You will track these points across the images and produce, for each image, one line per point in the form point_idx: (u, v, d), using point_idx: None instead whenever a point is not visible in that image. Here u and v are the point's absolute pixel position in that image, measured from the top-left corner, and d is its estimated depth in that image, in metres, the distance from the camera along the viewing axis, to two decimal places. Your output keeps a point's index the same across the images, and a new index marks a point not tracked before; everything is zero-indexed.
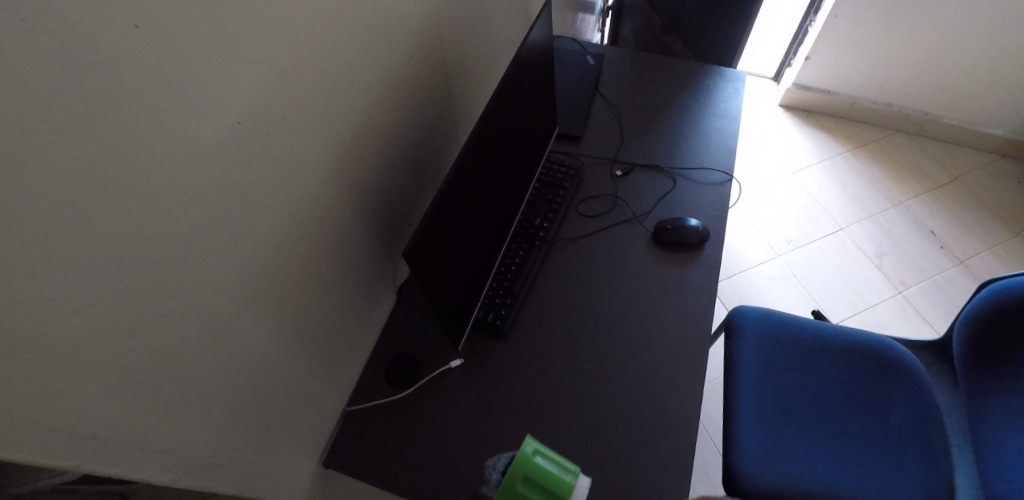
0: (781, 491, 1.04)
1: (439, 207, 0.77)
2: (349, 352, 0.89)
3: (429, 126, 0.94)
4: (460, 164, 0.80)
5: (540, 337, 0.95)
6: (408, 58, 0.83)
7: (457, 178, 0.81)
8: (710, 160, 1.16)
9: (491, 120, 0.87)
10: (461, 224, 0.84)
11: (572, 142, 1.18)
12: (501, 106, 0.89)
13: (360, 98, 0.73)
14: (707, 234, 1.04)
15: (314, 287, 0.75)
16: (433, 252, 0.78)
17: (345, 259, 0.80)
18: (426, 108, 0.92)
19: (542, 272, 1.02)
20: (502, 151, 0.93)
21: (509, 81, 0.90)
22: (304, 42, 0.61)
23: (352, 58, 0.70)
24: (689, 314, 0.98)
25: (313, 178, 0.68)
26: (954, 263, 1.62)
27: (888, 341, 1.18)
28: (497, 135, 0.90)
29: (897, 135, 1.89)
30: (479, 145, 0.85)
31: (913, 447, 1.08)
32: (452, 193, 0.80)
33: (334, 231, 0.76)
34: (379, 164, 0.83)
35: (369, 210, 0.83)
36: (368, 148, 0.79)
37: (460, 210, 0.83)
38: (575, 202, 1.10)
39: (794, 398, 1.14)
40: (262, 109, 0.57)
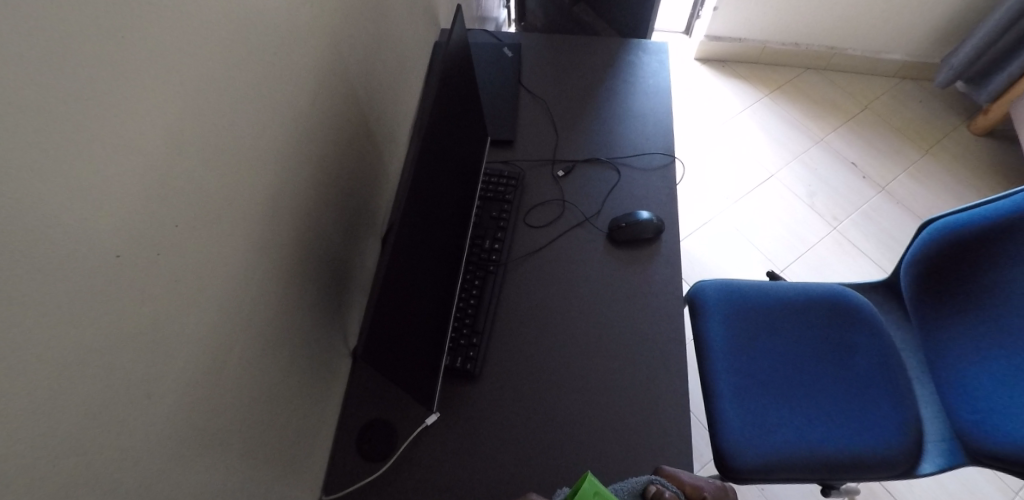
0: (771, 462, 1.05)
1: (391, 272, 0.69)
2: (312, 435, 0.80)
3: (352, 168, 0.85)
4: (402, 214, 0.71)
5: (515, 371, 0.90)
6: (317, 103, 0.73)
7: (405, 231, 0.72)
8: (649, 142, 1.11)
9: (426, 155, 0.78)
10: (416, 279, 0.76)
11: (505, 147, 1.11)
12: (434, 136, 0.80)
13: (267, 168, 0.63)
14: (662, 225, 1.01)
15: (257, 389, 0.66)
16: (391, 321, 0.69)
17: (287, 344, 0.71)
18: (347, 150, 0.83)
19: (504, 298, 0.96)
20: (442, 182, 0.84)
21: (437, 103, 0.80)
22: (183, 130, 0.51)
23: (250, 125, 0.60)
24: (657, 312, 0.94)
25: (232, 275, 0.59)
26: (877, 191, 1.69)
27: (842, 289, 1.21)
28: (435, 167, 0.81)
29: (808, 73, 1.93)
30: (419, 187, 0.76)
31: (879, 389, 1.11)
32: (402, 250, 0.71)
33: (269, 322, 0.66)
34: (309, 229, 0.73)
35: (308, 281, 0.74)
36: (294, 216, 0.69)
37: (412, 265, 0.75)
38: (521, 214, 1.04)
39: (766, 364, 1.15)
40: (148, 224, 0.48)
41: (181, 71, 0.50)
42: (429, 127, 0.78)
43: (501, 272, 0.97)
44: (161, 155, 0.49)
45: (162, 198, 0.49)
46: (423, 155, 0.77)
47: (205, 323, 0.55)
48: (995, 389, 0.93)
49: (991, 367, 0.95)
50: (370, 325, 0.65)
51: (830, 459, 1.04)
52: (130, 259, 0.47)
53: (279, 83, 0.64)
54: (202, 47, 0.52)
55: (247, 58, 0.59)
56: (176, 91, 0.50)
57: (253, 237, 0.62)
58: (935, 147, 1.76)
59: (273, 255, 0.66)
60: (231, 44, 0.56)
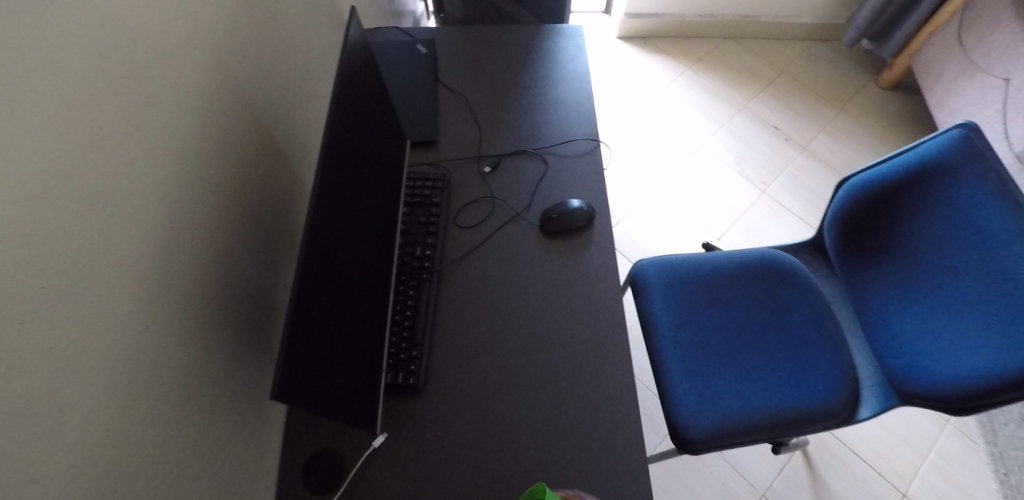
0: (722, 430, 1.07)
1: (306, 299, 0.66)
2: (250, 472, 0.77)
3: (261, 189, 0.80)
4: (313, 237, 0.68)
5: (459, 377, 0.88)
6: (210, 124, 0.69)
7: (317, 256, 0.69)
8: (573, 129, 1.11)
9: (336, 170, 0.75)
10: (337, 301, 0.73)
11: (428, 147, 1.08)
12: (341, 149, 0.77)
13: (154, 203, 0.59)
14: (593, 212, 1.00)
15: (173, 436, 0.62)
16: (312, 350, 0.67)
17: (206, 384, 0.67)
18: (252, 170, 0.78)
19: (441, 305, 0.94)
20: (357, 193, 0.81)
21: (341, 114, 0.77)
22: (38, 179, 0.48)
23: (124, 158, 0.56)
24: (595, 300, 0.94)
25: (121, 320, 0.55)
26: (800, 151, 1.74)
27: (774, 252, 1.24)
28: (349, 181, 0.78)
29: (726, 43, 1.98)
30: (330, 205, 0.73)
31: (816, 346, 1.15)
32: (316, 275, 0.68)
33: (181, 365, 0.63)
34: (217, 258, 0.69)
35: (224, 314, 0.71)
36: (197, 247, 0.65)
37: (332, 288, 0.72)
38: (451, 215, 1.01)
39: (708, 335, 1.17)
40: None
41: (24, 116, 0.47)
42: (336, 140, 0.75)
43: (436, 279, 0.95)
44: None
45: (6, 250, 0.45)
46: (330, 170, 0.73)
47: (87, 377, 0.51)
48: (916, 334, 0.98)
49: (909, 314, 0.99)
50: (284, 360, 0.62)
51: (776, 419, 1.07)
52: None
53: (157, 109, 0.60)
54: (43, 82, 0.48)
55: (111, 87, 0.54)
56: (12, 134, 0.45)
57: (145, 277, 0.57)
58: (849, 104, 1.83)
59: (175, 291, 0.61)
60: (87, 73, 0.52)
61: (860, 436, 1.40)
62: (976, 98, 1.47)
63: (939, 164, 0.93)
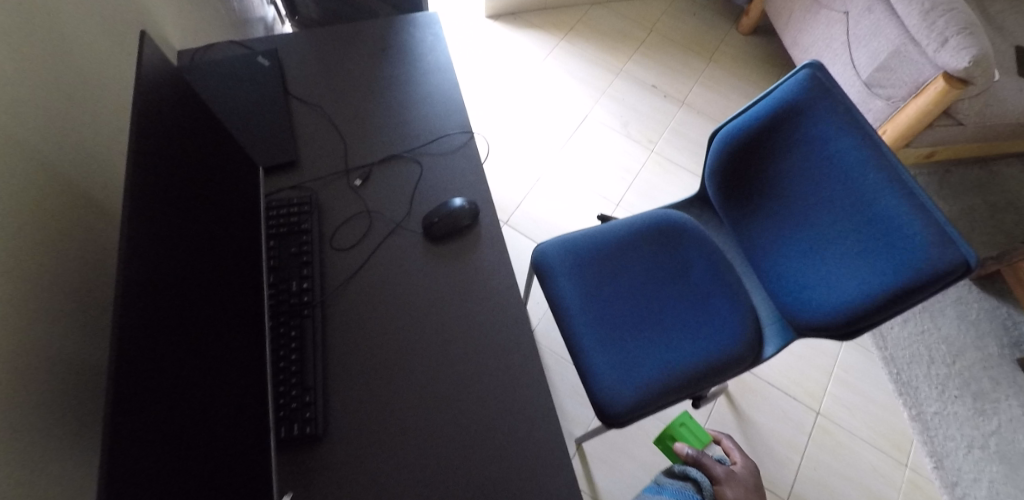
0: (645, 399, 1.07)
1: (128, 382, 0.57)
2: None
3: (71, 260, 0.70)
4: (125, 309, 0.59)
5: (361, 412, 0.82)
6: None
7: (139, 326, 0.60)
8: (442, 124, 1.05)
9: (149, 223, 0.65)
10: (180, 369, 0.64)
11: (289, 169, 0.99)
12: (154, 197, 0.67)
13: None
14: (476, 208, 0.96)
15: None
16: (153, 431, 0.59)
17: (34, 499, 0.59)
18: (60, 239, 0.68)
19: (330, 339, 0.87)
20: (188, 241, 0.71)
21: (147, 158, 0.67)
22: None
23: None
24: (490, 300, 0.91)
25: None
26: (679, 106, 1.77)
27: (666, 212, 1.25)
28: (172, 229, 0.69)
29: (593, 8, 1.97)
30: (147, 265, 0.63)
31: (718, 297, 1.17)
32: (138, 349, 0.59)
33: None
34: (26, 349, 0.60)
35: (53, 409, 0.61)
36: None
37: (171, 356, 0.64)
38: (326, 240, 0.94)
39: (615, 306, 1.17)
40: None
41: None
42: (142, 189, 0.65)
43: (319, 312, 0.88)
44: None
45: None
46: (143, 228, 0.64)
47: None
48: (805, 271, 1.00)
49: (796, 253, 1.02)
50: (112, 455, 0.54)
51: (690, 375, 1.09)
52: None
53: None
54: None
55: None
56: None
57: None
58: (716, 54, 1.88)
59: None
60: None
61: (774, 369, 1.47)
62: (825, 32, 1.57)
63: (796, 106, 0.95)
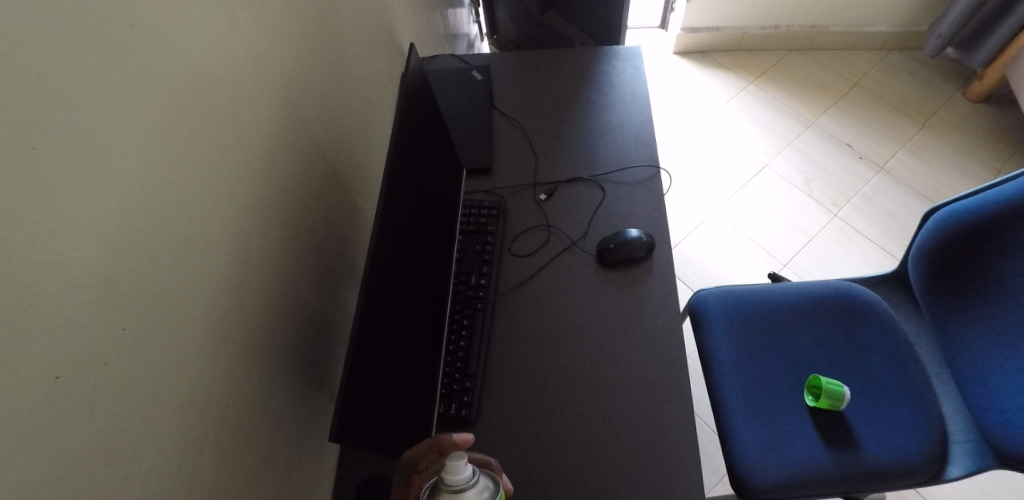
0: (787, 476, 1.01)
1: (364, 356, 0.64)
2: (312, 488, 0.78)
3: (324, 214, 0.83)
4: (369, 288, 0.65)
5: (513, 411, 0.87)
6: (283, 160, 0.72)
7: (375, 307, 0.67)
8: (629, 155, 1.07)
9: (391, 211, 0.72)
10: (393, 339, 0.70)
11: (484, 175, 1.07)
12: (396, 194, 0.74)
13: (243, 218, 0.64)
14: (652, 242, 0.96)
15: (249, 443, 0.65)
16: (375, 405, 0.65)
17: (274, 397, 0.69)
18: (319, 203, 0.81)
19: (495, 335, 0.93)
20: (411, 234, 0.78)
21: (396, 158, 0.74)
22: (165, 192, 0.53)
23: (210, 194, 0.59)
24: (654, 334, 0.91)
25: (202, 347, 0.57)
26: (875, 171, 1.63)
27: (848, 285, 1.17)
28: (404, 218, 0.76)
29: (793, 55, 1.90)
30: (381, 240, 0.69)
31: (896, 386, 1.06)
32: (371, 327, 0.65)
33: (255, 375, 0.66)
34: (286, 290, 0.72)
35: (289, 343, 0.73)
36: (268, 280, 0.68)
37: (389, 338, 0.70)
38: (507, 244, 1.00)
39: (772, 372, 1.11)
40: (133, 293, 0.50)
41: (150, 132, 0.52)
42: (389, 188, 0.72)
43: (490, 310, 0.94)
44: (104, 239, 0.47)
45: (114, 282, 0.48)
46: (392, 199, 0.73)
47: (175, 407, 0.54)
48: (1015, 381, 0.89)
49: (1007, 359, 0.91)
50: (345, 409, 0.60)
51: (847, 470, 1.00)
52: (76, 348, 0.45)
53: (238, 150, 0.63)
54: (145, 124, 0.51)
55: (199, 127, 0.58)
56: (120, 172, 0.49)
57: (223, 309, 0.60)
58: (931, 118, 1.71)
59: (248, 323, 0.64)
60: (180, 113, 0.55)
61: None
62: None
63: None
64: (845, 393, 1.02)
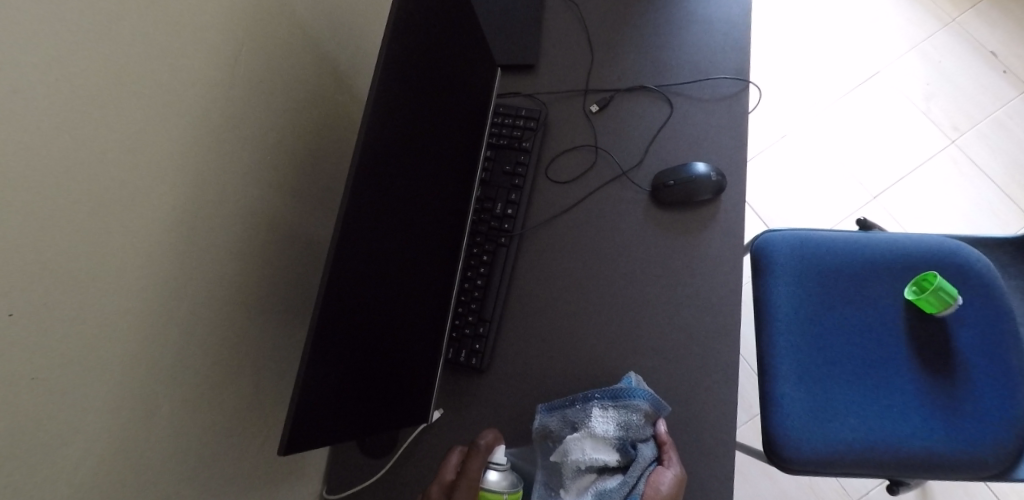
0: (831, 453, 0.90)
1: (334, 323, 0.55)
2: None
3: (317, 123, 0.68)
4: (342, 245, 0.54)
5: (528, 365, 0.76)
6: (256, 67, 0.56)
7: (353, 262, 0.57)
8: (712, 60, 0.84)
9: (379, 139, 0.58)
10: (374, 295, 0.60)
11: (525, 72, 0.88)
12: (391, 116, 0.60)
13: (196, 138, 0.50)
14: (723, 183, 0.77)
15: (221, 396, 0.57)
16: (346, 373, 0.57)
17: (251, 343, 0.61)
18: (310, 116, 0.67)
19: (518, 275, 0.80)
20: (412, 164, 0.65)
21: (390, 69, 0.59)
22: (63, 118, 0.40)
23: (134, 122, 0.45)
24: (707, 295, 0.76)
25: (143, 317, 0.47)
26: (1019, 91, 1.31)
27: (955, 244, 0.96)
28: (397, 144, 0.61)
29: None
30: (362, 182, 0.56)
31: (987, 371, 0.89)
32: (344, 289, 0.56)
33: (227, 323, 0.57)
34: (264, 229, 0.60)
35: (270, 291, 0.63)
36: (238, 224, 0.56)
37: (372, 295, 0.60)
38: (543, 165, 0.84)
39: (836, 337, 0.96)
40: (31, 254, 0.39)
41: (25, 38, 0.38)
42: (380, 111, 0.58)
43: (515, 245, 0.80)
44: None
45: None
46: (380, 123, 0.58)
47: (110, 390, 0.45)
48: None
49: None
50: (307, 390, 0.52)
51: (899, 458, 0.89)
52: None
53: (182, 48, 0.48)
54: (15, 32, 0.37)
55: (117, 28, 0.43)
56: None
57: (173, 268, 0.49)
58: None
59: (213, 278, 0.54)
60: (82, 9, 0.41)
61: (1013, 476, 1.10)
62: None
63: None
64: (955, 300, 0.88)
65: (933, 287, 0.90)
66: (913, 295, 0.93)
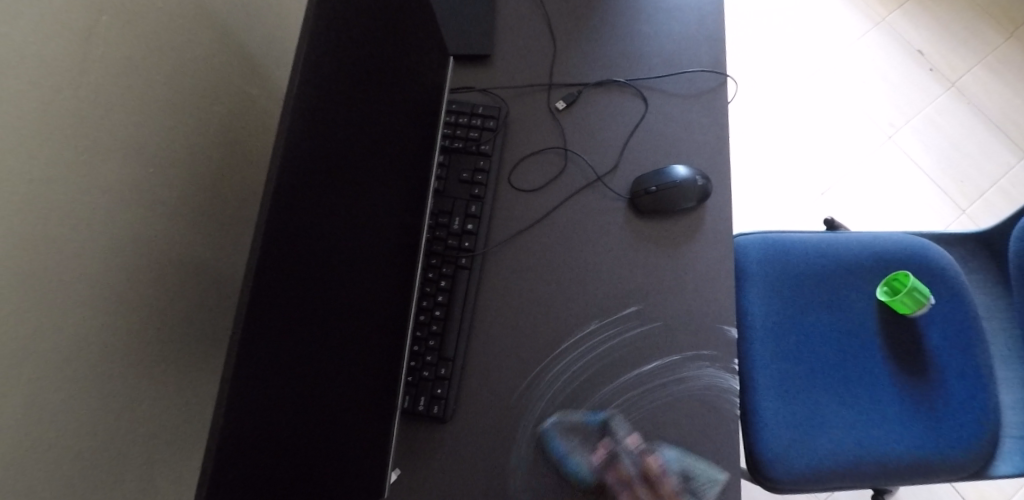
0: (812, 470, 0.85)
1: (253, 390, 0.40)
2: None
3: (207, 124, 0.55)
4: (260, 283, 0.40)
5: (499, 407, 0.64)
6: (79, 47, 0.42)
7: (281, 306, 0.43)
8: (686, 51, 0.75)
9: (312, 143, 0.44)
10: (310, 345, 0.46)
11: (477, 64, 0.77)
12: (330, 113, 0.46)
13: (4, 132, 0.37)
14: (708, 186, 0.69)
15: (78, 483, 0.42)
16: (273, 451, 0.43)
17: (125, 407, 0.46)
18: (187, 115, 0.52)
19: (481, 301, 0.68)
20: (355, 174, 0.51)
21: (324, 52, 0.46)
22: None
23: None
24: (697, 312, 0.66)
25: None
26: (945, 88, 1.34)
27: (920, 244, 0.94)
28: (336, 149, 0.48)
29: None
30: (289, 198, 0.42)
31: (960, 372, 0.87)
32: (265, 344, 0.41)
33: (84, 383, 0.42)
34: (119, 263, 0.45)
35: (140, 344, 0.47)
36: (66, 260, 0.41)
37: (307, 346, 0.46)
38: (505, 171, 0.72)
39: (810, 346, 0.92)
40: None
41: None
42: (311, 104, 0.44)
43: (477, 265, 0.68)
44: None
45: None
46: (312, 121, 0.45)
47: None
48: None
49: None
50: (220, 488, 0.38)
51: (881, 470, 0.85)
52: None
53: None
54: None
55: None
56: None
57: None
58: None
59: (27, 339, 0.39)
60: None
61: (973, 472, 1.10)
62: None
63: None
64: (928, 300, 0.88)
65: (907, 288, 0.89)
66: (886, 297, 0.91)
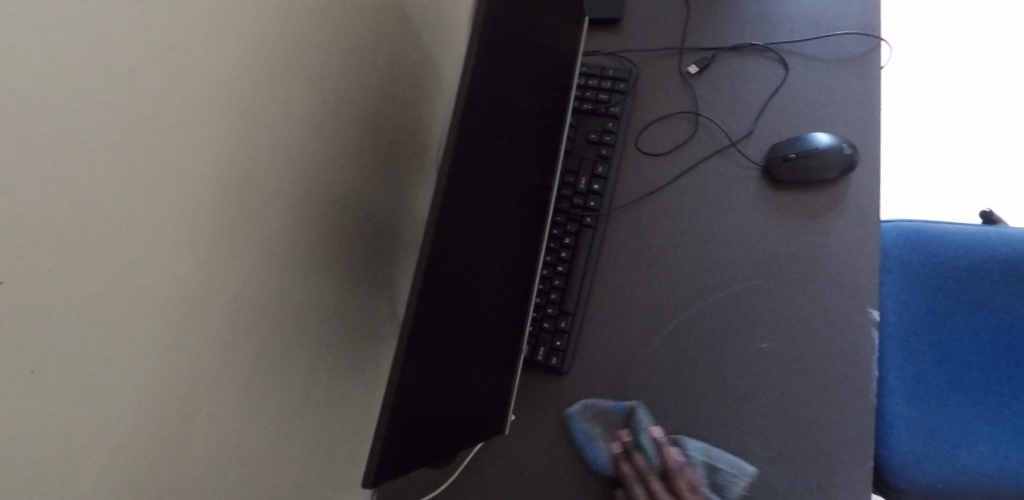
0: (951, 481, 0.77)
1: (430, 313, 0.42)
2: (361, 422, 0.63)
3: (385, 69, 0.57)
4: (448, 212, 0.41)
5: (617, 366, 0.64)
6: None
7: (456, 236, 0.44)
8: (834, 14, 0.71)
9: (491, 80, 0.45)
10: (470, 279, 0.47)
11: (608, 28, 0.76)
12: (505, 53, 0.47)
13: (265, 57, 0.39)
14: (857, 156, 0.64)
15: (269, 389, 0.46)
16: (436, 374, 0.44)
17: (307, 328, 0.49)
18: (374, 58, 0.54)
19: (602, 260, 0.68)
20: (513, 119, 0.52)
21: None
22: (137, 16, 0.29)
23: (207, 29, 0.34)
24: (836, 287, 0.62)
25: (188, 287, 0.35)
26: None
27: None
28: (506, 90, 0.48)
29: None
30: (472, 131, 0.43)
31: None
32: (443, 272, 0.43)
33: (286, 298, 0.46)
34: (321, 192, 0.48)
35: (326, 269, 0.51)
36: (293, 181, 0.44)
37: (468, 280, 0.47)
38: (633, 133, 0.71)
39: (952, 345, 0.83)
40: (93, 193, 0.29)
41: None
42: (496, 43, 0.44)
43: (601, 225, 0.68)
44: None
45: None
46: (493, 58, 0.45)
47: (110, 421, 0.32)
48: None
49: None
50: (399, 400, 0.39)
51: None
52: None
53: None
54: None
55: None
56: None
57: (192, 252, 0.35)
58: None
59: (264, 249, 0.42)
60: None
61: None
62: None
63: None
64: None
65: None
66: None
